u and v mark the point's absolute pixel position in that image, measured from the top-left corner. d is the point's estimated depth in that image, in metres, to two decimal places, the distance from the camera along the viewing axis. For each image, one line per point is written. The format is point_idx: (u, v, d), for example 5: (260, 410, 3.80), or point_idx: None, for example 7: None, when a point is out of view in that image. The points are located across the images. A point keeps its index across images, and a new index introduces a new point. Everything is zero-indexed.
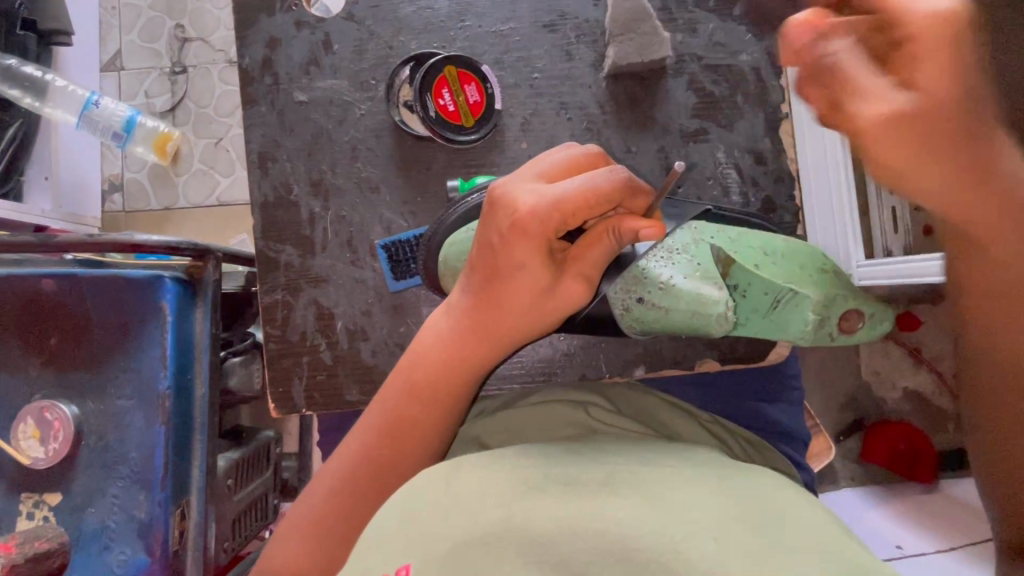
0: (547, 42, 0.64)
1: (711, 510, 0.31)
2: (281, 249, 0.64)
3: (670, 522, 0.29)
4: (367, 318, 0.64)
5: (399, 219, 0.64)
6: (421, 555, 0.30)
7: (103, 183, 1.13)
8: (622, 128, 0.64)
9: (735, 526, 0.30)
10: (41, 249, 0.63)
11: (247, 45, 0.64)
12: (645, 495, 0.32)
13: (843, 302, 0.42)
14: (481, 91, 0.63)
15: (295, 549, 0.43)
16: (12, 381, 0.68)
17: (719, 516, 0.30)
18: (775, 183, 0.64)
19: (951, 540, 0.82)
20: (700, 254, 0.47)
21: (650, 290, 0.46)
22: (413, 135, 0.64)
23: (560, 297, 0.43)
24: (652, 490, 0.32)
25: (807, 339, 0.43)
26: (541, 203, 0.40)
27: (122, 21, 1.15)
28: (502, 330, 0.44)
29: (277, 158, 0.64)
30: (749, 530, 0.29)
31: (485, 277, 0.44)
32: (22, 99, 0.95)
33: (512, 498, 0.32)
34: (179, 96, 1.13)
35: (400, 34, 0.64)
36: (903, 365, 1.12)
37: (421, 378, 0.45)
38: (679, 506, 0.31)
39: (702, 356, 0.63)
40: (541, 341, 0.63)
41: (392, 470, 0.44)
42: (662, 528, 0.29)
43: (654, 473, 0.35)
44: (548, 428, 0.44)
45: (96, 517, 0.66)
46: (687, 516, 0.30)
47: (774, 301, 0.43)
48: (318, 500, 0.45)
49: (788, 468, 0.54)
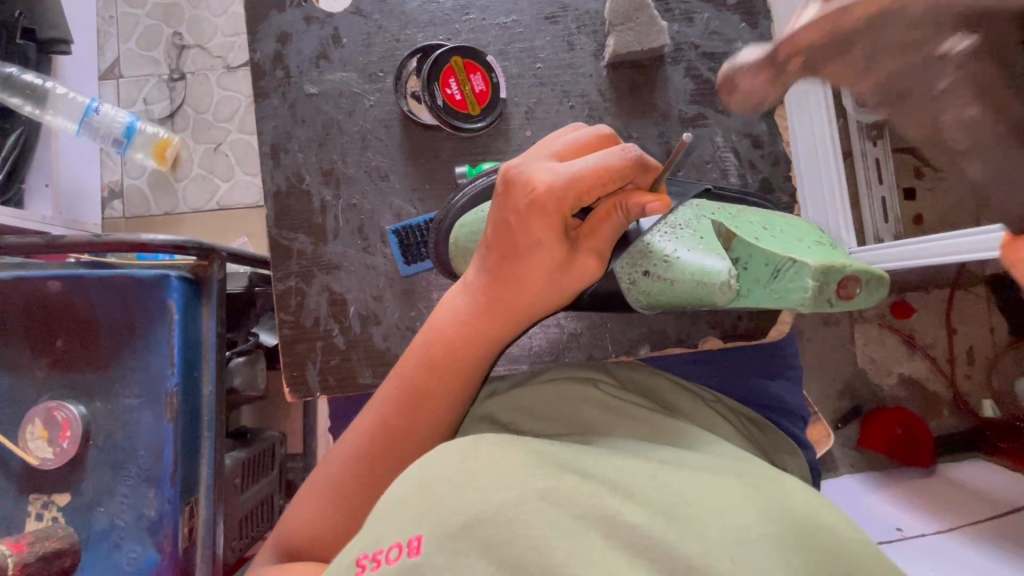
0: (548, 34, 0.66)
1: (729, 523, 0.31)
2: (293, 238, 0.65)
3: (684, 536, 0.30)
4: (378, 303, 0.65)
5: (408, 206, 0.65)
6: (435, 526, 0.30)
7: (103, 190, 1.14)
8: (623, 116, 0.66)
9: (755, 548, 0.30)
10: (48, 249, 0.63)
11: (258, 41, 0.66)
12: (661, 499, 0.32)
13: (842, 268, 0.41)
14: (486, 81, 0.64)
15: (316, 513, 0.46)
16: (20, 381, 0.68)
17: (737, 535, 0.30)
18: (772, 164, 0.67)
19: (951, 521, 0.84)
20: (702, 229, 0.49)
21: (653, 264, 0.49)
22: (421, 124, 0.65)
23: (575, 272, 0.45)
24: (668, 497, 0.32)
25: (808, 307, 0.42)
26: (557, 181, 0.42)
27: (120, 30, 1.16)
28: (519, 306, 0.46)
29: (289, 149, 0.66)
30: (769, 552, 0.30)
31: (501, 255, 0.46)
32: (23, 107, 0.93)
33: (528, 479, 0.32)
34: (179, 101, 1.14)
35: (407, 28, 0.66)
36: (898, 351, 1.15)
37: (438, 353, 0.46)
38: (697, 522, 0.31)
39: (706, 334, 0.66)
40: (548, 323, 0.65)
41: (412, 441, 0.45)
42: (676, 539, 0.30)
43: (672, 474, 0.35)
44: (561, 412, 0.45)
45: (105, 516, 0.66)
46: (704, 530, 0.31)
47: (775, 271, 0.43)
48: (336, 470, 0.46)
49: (792, 448, 0.56)
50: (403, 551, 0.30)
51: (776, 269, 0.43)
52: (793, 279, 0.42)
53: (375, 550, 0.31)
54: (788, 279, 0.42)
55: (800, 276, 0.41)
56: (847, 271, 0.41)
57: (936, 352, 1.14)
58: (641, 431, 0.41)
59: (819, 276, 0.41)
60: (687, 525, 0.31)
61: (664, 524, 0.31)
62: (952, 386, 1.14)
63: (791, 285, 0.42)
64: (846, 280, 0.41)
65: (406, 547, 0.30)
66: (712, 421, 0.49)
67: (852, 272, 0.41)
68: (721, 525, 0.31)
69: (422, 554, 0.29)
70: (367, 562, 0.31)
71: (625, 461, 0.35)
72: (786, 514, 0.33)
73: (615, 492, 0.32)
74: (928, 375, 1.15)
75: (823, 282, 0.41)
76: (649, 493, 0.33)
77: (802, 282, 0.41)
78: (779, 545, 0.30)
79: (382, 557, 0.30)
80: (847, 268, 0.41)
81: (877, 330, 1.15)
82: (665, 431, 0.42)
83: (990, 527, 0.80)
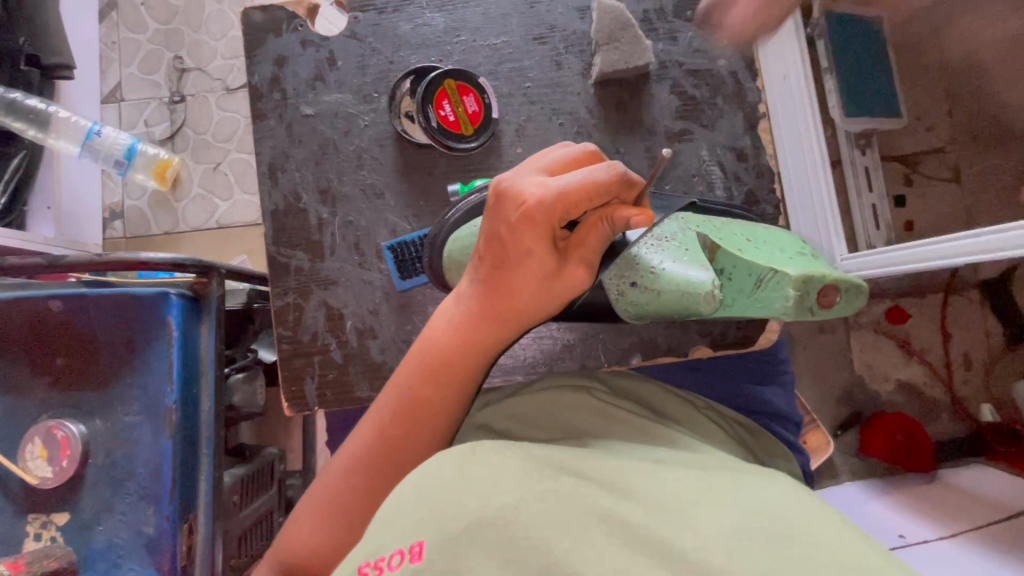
0: (537, 54, 0.68)
1: (726, 518, 0.32)
2: (291, 254, 0.66)
3: (680, 533, 0.30)
4: (375, 317, 0.66)
5: (402, 222, 0.67)
6: (437, 531, 0.30)
7: (103, 211, 1.16)
8: (611, 131, 0.68)
9: (755, 542, 0.30)
10: (50, 270, 0.64)
11: (256, 64, 0.68)
12: (654, 502, 0.33)
13: (821, 278, 0.45)
14: (479, 101, 0.66)
15: (313, 527, 0.46)
16: (19, 402, 0.68)
17: (734, 531, 0.31)
18: (757, 177, 0.68)
19: (951, 528, 0.84)
20: (687, 241, 0.52)
21: (640, 275, 0.52)
22: (415, 143, 0.67)
23: (565, 281, 0.46)
24: (662, 498, 0.33)
25: (790, 315, 0.46)
26: (547, 194, 0.44)
27: (122, 54, 1.19)
28: (512, 315, 0.47)
29: (287, 168, 0.67)
30: (767, 547, 0.30)
31: (493, 265, 0.47)
32: (26, 131, 0.94)
33: (525, 484, 0.32)
34: (179, 123, 1.17)
35: (400, 50, 0.68)
36: (894, 358, 1.15)
37: (434, 362, 0.47)
38: (692, 520, 0.31)
39: (695, 343, 0.65)
40: (541, 334, 0.66)
41: (406, 450, 0.46)
42: (674, 537, 0.30)
43: (663, 474, 0.35)
44: (555, 419, 0.45)
45: (104, 535, 0.66)
46: (700, 530, 0.31)
47: (758, 281, 0.47)
48: (334, 482, 0.47)
49: (784, 453, 0.56)
50: (404, 556, 0.30)
51: (759, 278, 0.47)
52: (774, 288, 0.46)
53: (376, 558, 0.31)
54: (770, 289, 0.46)
55: (781, 286, 0.45)
56: (826, 280, 0.45)
57: (932, 357, 1.15)
58: (634, 437, 0.42)
59: (799, 286, 0.45)
60: (681, 524, 0.31)
61: (662, 522, 0.31)
62: (949, 391, 1.14)
63: (773, 294, 0.46)
64: (826, 289, 0.45)
65: (406, 554, 0.30)
66: (701, 429, 0.50)
67: (831, 282, 0.45)
68: (719, 521, 0.32)
69: (423, 560, 0.29)
70: (368, 570, 0.30)
71: (619, 468, 0.36)
72: (782, 509, 0.33)
73: (610, 493, 0.33)
74: (925, 381, 1.15)
75: (804, 291, 0.45)
76: (642, 493, 0.33)
77: (784, 292, 0.45)
78: (776, 537, 0.31)
79: (384, 564, 0.30)
80: (826, 277, 0.45)
81: (872, 338, 1.16)
82: (657, 436, 0.43)
83: (993, 532, 0.80)
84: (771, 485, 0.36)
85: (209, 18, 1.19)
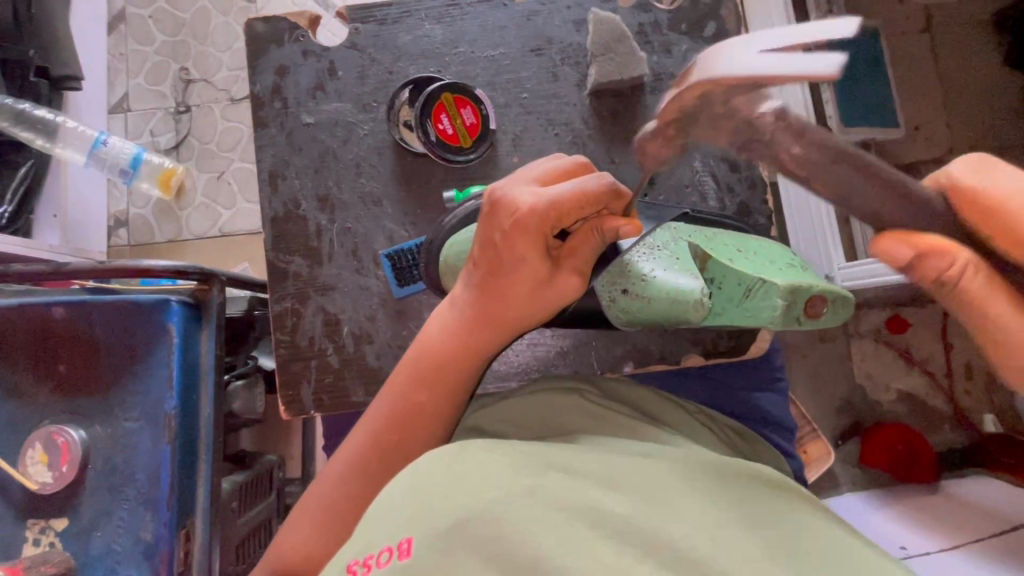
0: (534, 65, 0.69)
1: (708, 511, 0.32)
2: (290, 260, 0.67)
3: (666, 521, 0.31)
4: (371, 323, 0.66)
5: (400, 230, 0.68)
6: (424, 530, 0.30)
7: (108, 219, 1.17)
8: (606, 141, 0.69)
9: (734, 532, 0.31)
10: (53, 276, 0.65)
11: (259, 74, 0.69)
12: (641, 493, 0.33)
13: (808, 289, 0.47)
14: (476, 113, 0.67)
15: (303, 535, 0.46)
16: (21, 407, 0.69)
17: (714, 522, 0.32)
18: (751, 187, 0.69)
19: (953, 540, 0.83)
20: (678, 250, 0.53)
21: (632, 282, 0.52)
22: (412, 152, 0.68)
23: (557, 290, 0.47)
24: (651, 487, 0.34)
25: (778, 324, 0.47)
26: (539, 202, 0.44)
27: (130, 66, 1.21)
28: (504, 321, 0.47)
29: (286, 175, 0.68)
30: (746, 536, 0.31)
31: (487, 272, 0.47)
32: (34, 141, 0.95)
33: (512, 480, 0.33)
34: (183, 133, 1.19)
35: (399, 61, 0.69)
36: (895, 366, 1.15)
37: (427, 367, 0.48)
38: (676, 507, 0.32)
39: (688, 351, 0.66)
40: (534, 341, 0.67)
41: (398, 454, 0.46)
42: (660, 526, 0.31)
43: (650, 465, 0.36)
44: (547, 418, 0.46)
45: (102, 541, 0.66)
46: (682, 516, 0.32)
47: (747, 290, 0.48)
48: (327, 488, 0.47)
49: (776, 458, 0.57)
50: (393, 554, 0.30)
51: (748, 287, 0.48)
52: (763, 297, 0.47)
53: (365, 556, 0.31)
54: (759, 298, 0.48)
55: (770, 296, 0.47)
56: (813, 291, 0.47)
57: (934, 366, 1.14)
58: (626, 437, 0.42)
59: (787, 296, 0.47)
60: (667, 513, 0.32)
61: (648, 513, 0.32)
62: (952, 399, 1.14)
63: (763, 303, 0.47)
64: (813, 299, 0.47)
65: (395, 551, 0.30)
66: (693, 431, 0.51)
67: (819, 292, 0.47)
68: (699, 511, 0.32)
69: (412, 556, 0.30)
70: (357, 568, 0.31)
71: (608, 458, 0.36)
72: (765, 500, 0.34)
73: (598, 485, 0.33)
74: (927, 390, 1.14)
75: (791, 300, 0.47)
76: (631, 483, 0.34)
77: (772, 302, 0.47)
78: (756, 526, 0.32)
79: (372, 562, 0.30)
80: (814, 288, 0.47)
81: (873, 347, 1.15)
82: (650, 437, 0.43)
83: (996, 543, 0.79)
84: (758, 477, 0.37)
85: (215, 30, 1.22)
